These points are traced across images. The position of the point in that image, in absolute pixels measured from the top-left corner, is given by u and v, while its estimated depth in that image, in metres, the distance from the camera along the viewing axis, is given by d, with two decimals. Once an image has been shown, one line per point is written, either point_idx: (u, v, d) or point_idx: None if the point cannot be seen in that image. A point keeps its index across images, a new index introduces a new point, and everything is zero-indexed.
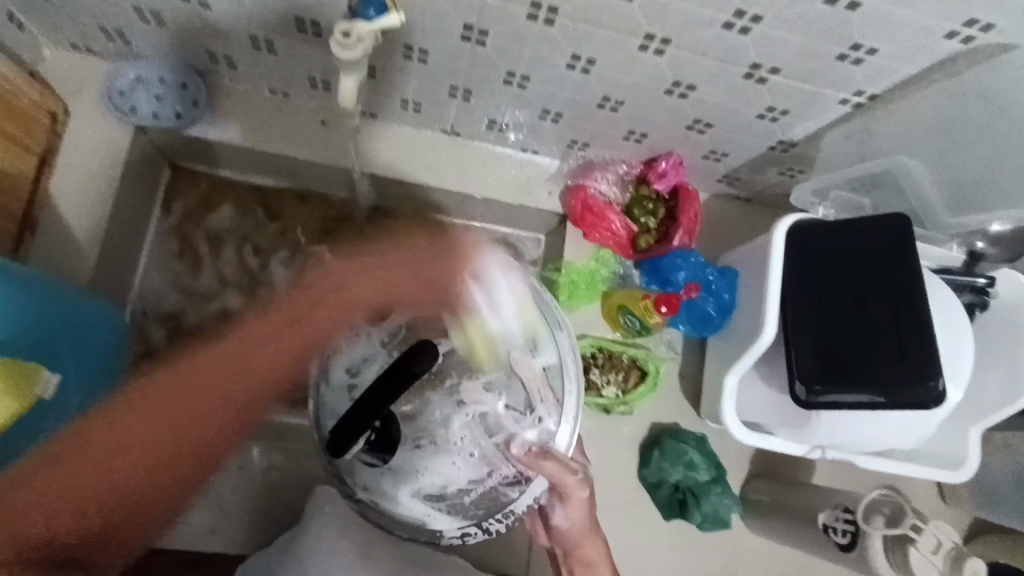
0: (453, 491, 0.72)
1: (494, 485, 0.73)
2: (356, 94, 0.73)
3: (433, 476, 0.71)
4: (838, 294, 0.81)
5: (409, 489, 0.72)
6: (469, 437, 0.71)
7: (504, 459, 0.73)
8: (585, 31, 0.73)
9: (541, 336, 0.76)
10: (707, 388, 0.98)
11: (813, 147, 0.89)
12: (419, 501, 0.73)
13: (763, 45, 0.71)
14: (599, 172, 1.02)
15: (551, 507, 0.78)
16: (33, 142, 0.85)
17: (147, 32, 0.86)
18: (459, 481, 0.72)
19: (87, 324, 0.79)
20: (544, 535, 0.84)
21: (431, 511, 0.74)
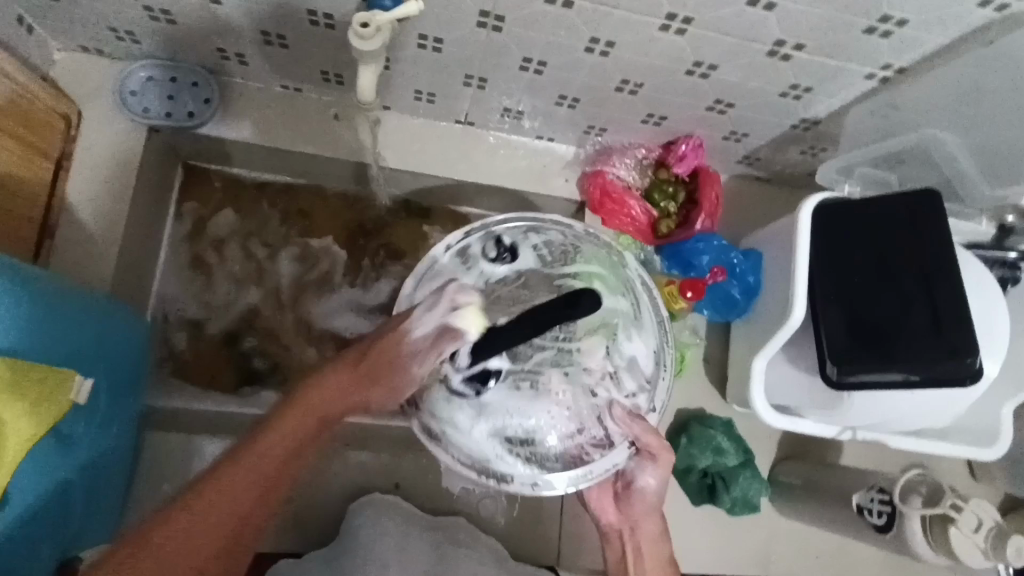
0: (538, 439, 0.68)
1: (581, 443, 0.70)
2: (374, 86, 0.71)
3: (520, 419, 0.68)
4: (864, 271, 0.80)
5: (494, 432, 0.68)
6: (571, 390, 0.69)
7: (596, 419, 0.70)
8: (604, 13, 0.71)
9: (643, 318, 0.74)
10: (734, 371, 0.98)
11: (836, 124, 0.88)
12: (493, 445, 0.68)
13: (788, 20, 0.69)
14: (617, 157, 1.00)
15: (636, 471, 0.73)
16: (48, 146, 0.85)
17: (157, 31, 0.85)
18: (549, 431, 0.69)
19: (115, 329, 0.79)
20: (613, 514, 0.77)
21: (499, 455, 0.69)
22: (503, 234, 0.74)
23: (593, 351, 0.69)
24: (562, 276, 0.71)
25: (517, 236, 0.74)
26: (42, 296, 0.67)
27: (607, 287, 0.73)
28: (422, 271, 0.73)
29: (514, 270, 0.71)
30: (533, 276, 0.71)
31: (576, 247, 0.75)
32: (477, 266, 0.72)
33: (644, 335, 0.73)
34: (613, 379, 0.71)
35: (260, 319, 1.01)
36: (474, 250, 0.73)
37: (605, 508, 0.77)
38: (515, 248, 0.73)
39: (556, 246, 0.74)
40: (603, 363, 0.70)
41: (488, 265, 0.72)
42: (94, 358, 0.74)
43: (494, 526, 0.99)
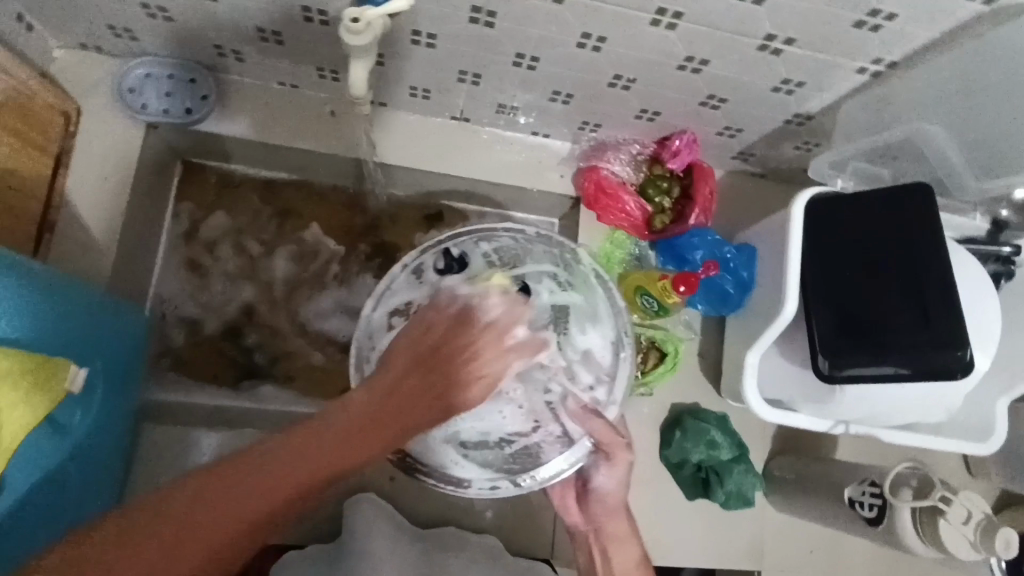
0: (495, 441, 0.73)
1: (537, 440, 0.74)
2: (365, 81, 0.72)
3: (474, 422, 0.72)
4: (855, 271, 0.80)
5: (450, 437, 0.72)
6: (523, 389, 0.73)
7: (552, 416, 0.74)
8: (596, 8, 0.72)
9: (600, 312, 0.79)
10: (728, 366, 0.98)
11: (829, 119, 0.88)
12: (453, 447, 0.73)
13: (778, 14, 0.69)
14: (612, 153, 1.01)
15: (591, 467, 0.75)
16: (46, 142, 0.85)
17: (154, 29, 0.86)
18: (501, 430, 0.73)
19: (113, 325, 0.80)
20: (577, 512, 0.79)
21: (456, 459, 0.73)
22: (452, 246, 0.78)
23: (548, 347, 0.73)
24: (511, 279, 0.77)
25: (467, 246, 0.79)
26: (49, 289, 0.69)
27: (557, 284, 0.78)
28: (384, 288, 0.77)
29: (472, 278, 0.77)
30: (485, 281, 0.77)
31: (524, 253, 0.79)
32: (430, 281, 0.76)
33: (601, 329, 0.78)
34: (567, 373, 0.75)
35: (257, 314, 1.02)
36: (427, 266, 0.77)
37: (570, 508, 0.79)
38: (466, 260, 0.77)
39: (505, 252, 0.79)
40: (555, 360, 0.74)
41: (438, 277, 0.76)
42: (95, 349, 0.76)
43: (489, 521, 1.00)
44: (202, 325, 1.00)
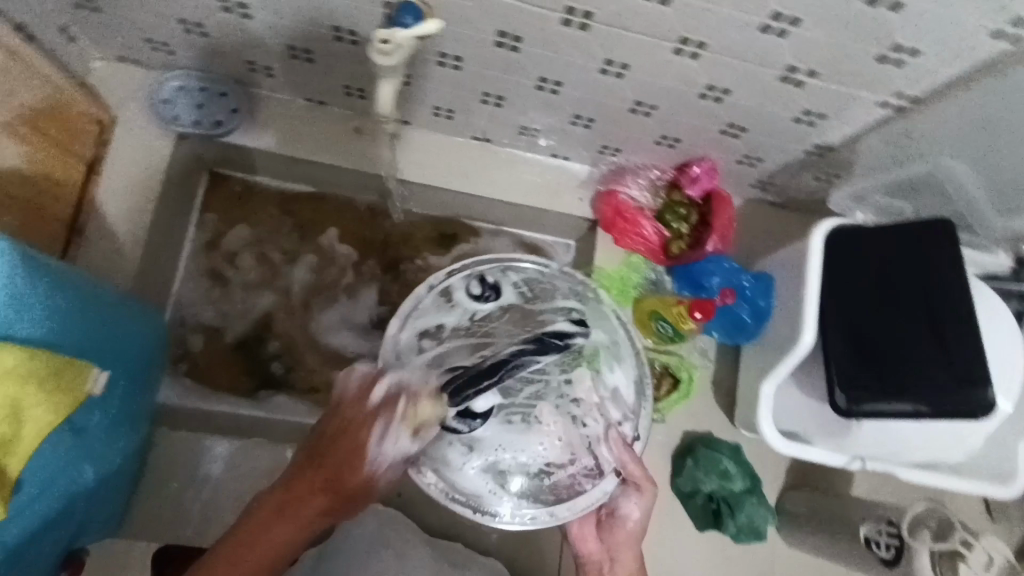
0: (532, 472, 0.72)
1: (573, 473, 0.73)
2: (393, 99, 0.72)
3: (512, 454, 0.71)
4: (877, 312, 0.79)
5: (488, 466, 0.71)
6: (559, 420, 0.73)
7: (584, 449, 0.73)
8: (619, 36, 0.71)
9: (625, 347, 0.79)
10: (742, 395, 0.97)
11: (850, 151, 0.88)
12: (489, 476, 0.71)
13: (801, 48, 0.69)
14: (630, 177, 1.01)
15: (620, 501, 0.74)
16: (81, 148, 0.88)
17: (190, 43, 0.88)
18: (536, 461, 0.72)
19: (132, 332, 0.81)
20: (596, 544, 0.76)
21: (490, 490, 0.71)
22: (485, 273, 0.80)
23: (583, 380, 0.75)
24: (544, 312, 0.78)
25: (497, 277, 0.80)
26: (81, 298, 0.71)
27: (589, 320, 0.79)
28: (411, 307, 0.77)
29: (504, 308, 0.78)
30: (521, 313, 0.77)
31: (555, 284, 0.81)
32: (462, 305, 0.78)
33: (627, 365, 0.78)
34: (600, 409, 0.75)
35: (274, 324, 1.03)
36: (458, 292, 0.78)
37: (586, 536, 0.75)
38: (499, 288, 0.79)
39: (535, 284, 0.81)
40: (591, 394, 0.75)
41: (472, 302, 0.78)
42: (117, 358, 0.76)
43: (496, 542, 0.99)
44: (220, 334, 1.01)
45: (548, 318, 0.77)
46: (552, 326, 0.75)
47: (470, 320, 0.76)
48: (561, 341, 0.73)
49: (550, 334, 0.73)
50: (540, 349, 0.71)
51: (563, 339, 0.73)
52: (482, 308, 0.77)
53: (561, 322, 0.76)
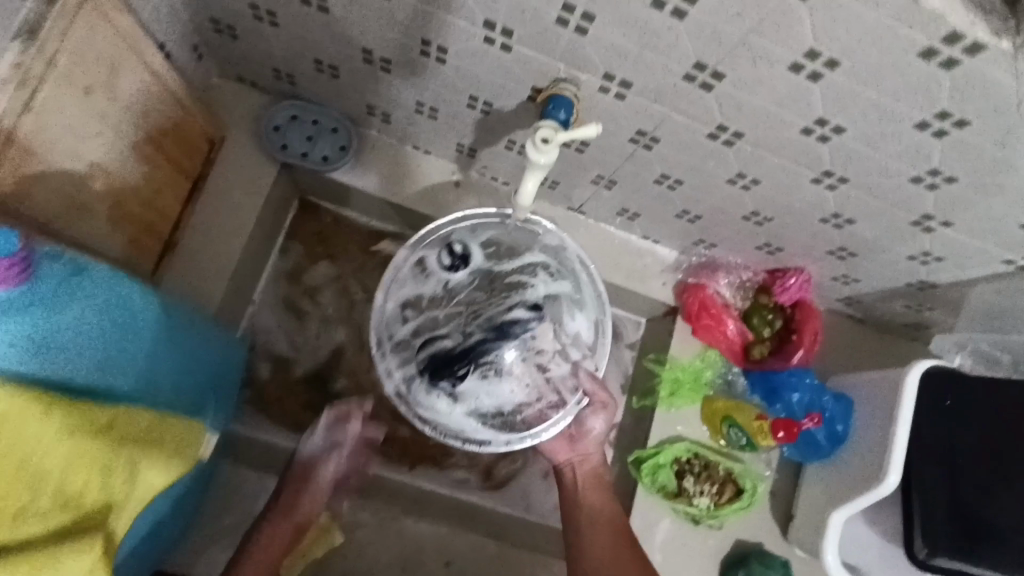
0: (506, 410, 0.78)
1: (540, 407, 0.79)
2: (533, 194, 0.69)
3: (491, 397, 0.77)
4: (975, 464, 0.77)
5: (470, 407, 0.77)
6: (525, 369, 0.77)
7: (550, 386, 0.79)
8: (762, 157, 0.71)
9: (585, 295, 0.83)
10: (801, 515, 0.95)
11: (956, 292, 0.86)
12: (472, 414, 0.78)
13: (947, 201, 0.68)
14: (721, 274, 1.01)
15: (588, 420, 0.82)
16: (191, 168, 0.86)
17: (317, 80, 0.88)
18: (510, 402, 0.78)
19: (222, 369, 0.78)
20: (564, 452, 0.84)
21: (476, 427, 0.78)
22: (453, 241, 0.81)
23: (545, 332, 0.78)
24: (511, 273, 0.80)
25: (463, 238, 0.81)
26: (193, 340, 0.69)
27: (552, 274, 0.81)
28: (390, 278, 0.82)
29: (473, 274, 0.79)
30: (491, 281, 0.79)
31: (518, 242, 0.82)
32: (435, 274, 0.80)
33: (585, 311, 0.82)
34: (562, 354, 0.80)
35: (341, 363, 1.01)
36: (431, 261, 0.80)
37: (557, 449, 0.84)
38: (467, 255, 0.80)
39: (499, 242, 0.82)
40: (552, 342, 0.78)
41: (444, 273, 0.80)
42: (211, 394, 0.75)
43: None
44: (286, 363, 1.00)
45: (517, 279, 0.79)
46: (510, 314, 0.77)
47: (441, 289, 0.79)
48: (520, 328, 0.77)
49: (510, 322, 0.77)
50: (503, 336, 0.76)
51: (523, 327, 0.77)
52: (454, 277, 0.79)
53: (519, 308, 0.77)
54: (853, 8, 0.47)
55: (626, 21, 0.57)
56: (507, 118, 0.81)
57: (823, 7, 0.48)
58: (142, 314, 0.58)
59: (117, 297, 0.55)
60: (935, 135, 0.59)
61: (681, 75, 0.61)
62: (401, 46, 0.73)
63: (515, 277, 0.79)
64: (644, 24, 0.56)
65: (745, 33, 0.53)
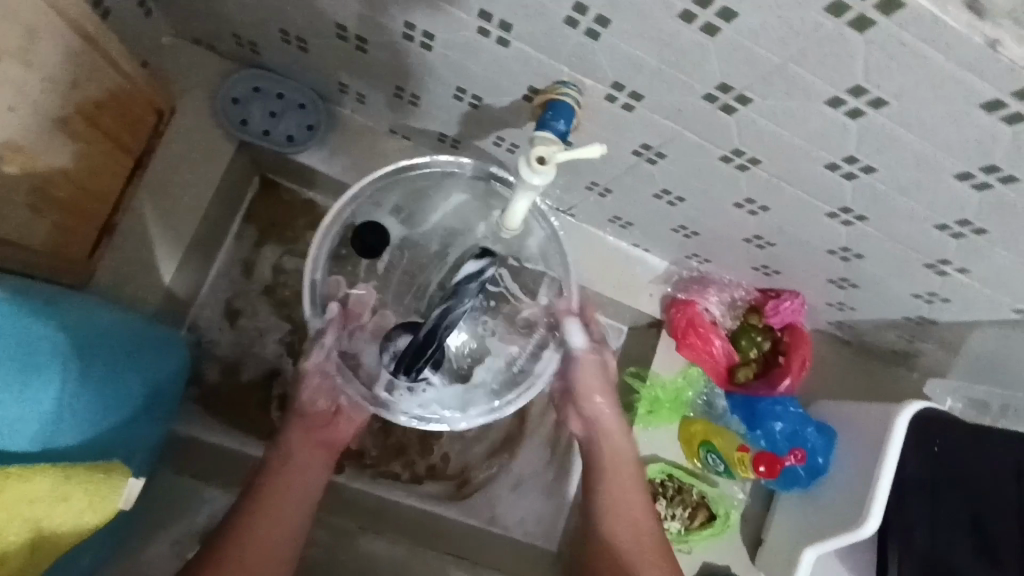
0: (493, 366, 0.74)
1: (519, 354, 0.75)
2: (524, 212, 0.62)
3: (477, 362, 0.73)
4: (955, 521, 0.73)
5: (458, 375, 0.72)
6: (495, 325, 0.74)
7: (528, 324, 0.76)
8: (777, 186, 0.64)
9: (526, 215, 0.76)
10: (772, 544, 0.93)
11: (955, 334, 0.82)
12: (464, 386, 0.73)
13: (969, 250, 0.63)
14: (712, 290, 0.95)
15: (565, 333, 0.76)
16: (133, 143, 0.76)
17: (282, 51, 0.78)
18: (496, 360, 0.74)
19: (169, 387, 0.72)
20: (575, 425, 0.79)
21: (481, 400, 0.74)
22: (359, 218, 0.74)
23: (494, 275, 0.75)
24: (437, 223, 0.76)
25: (373, 212, 0.74)
26: (132, 373, 0.61)
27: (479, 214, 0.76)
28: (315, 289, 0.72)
29: (396, 249, 0.75)
30: (420, 249, 0.75)
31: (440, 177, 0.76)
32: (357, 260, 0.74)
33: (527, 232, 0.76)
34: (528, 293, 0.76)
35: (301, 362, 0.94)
36: (345, 246, 0.74)
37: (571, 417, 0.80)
38: (381, 228, 0.74)
39: (416, 189, 0.76)
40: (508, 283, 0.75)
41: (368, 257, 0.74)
42: (149, 423, 0.68)
43: None
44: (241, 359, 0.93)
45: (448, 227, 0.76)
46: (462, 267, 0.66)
47: (365, 275, 0.74)
48: (477, 282, 0.65)
49: (465, 278, 0.65)
50: (462, 296, 0.64)
51: (474, 281, 0.65)
52: (379, 260, 0.74)
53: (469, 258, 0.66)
54: (916, 47, 0.41)
55: (647, 30, 0.49)
56: (496, 115, 0.72)
57: (882, 42, 0.41)
58: (48, 358, 0.51)
59: (13, 342, 0.48)
60: (976, 187, 0.53)
61: (702, 94, 0.54)
62: (380, 25, 0.64)
63: (444, 232, 0.76)
64: (668, 36, 0.49)
65: (784, 59, 0.46)
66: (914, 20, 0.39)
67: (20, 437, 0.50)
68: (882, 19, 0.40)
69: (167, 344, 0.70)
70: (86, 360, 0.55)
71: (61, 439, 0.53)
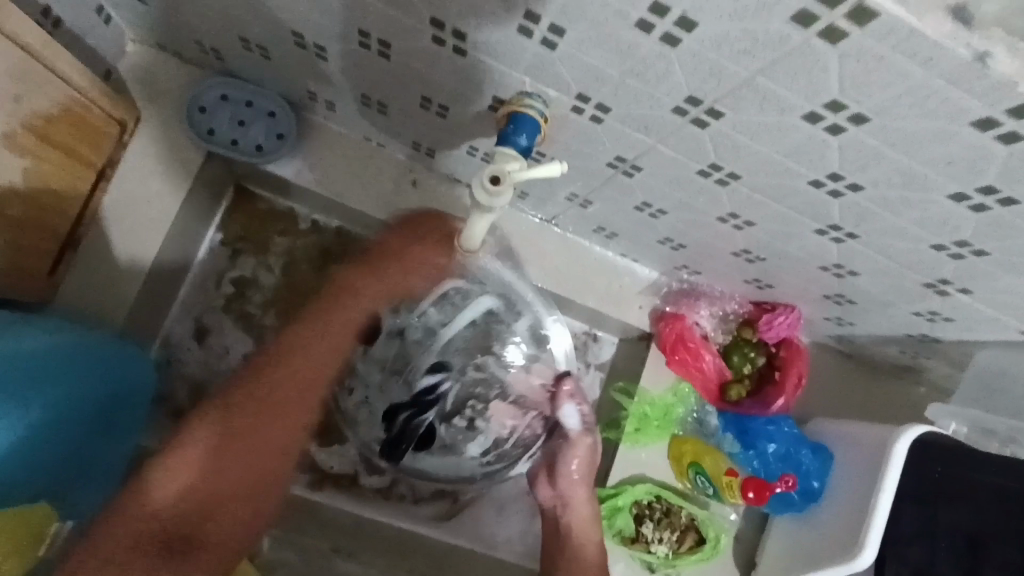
0: (493, 441, 0.83)
1: (522, 429, 0.83)
2: (484, 231, 0.59)
3: (475, 441, 0.83)
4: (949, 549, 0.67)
5: (455, 450, 0.83)
6: (497, 406, 0.83)
7: (530, 400, 0.83)
8: (760, 202, 0.60)
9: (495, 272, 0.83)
10: (765, 568, 0.89)
11: (960, 353, 0.77)
12: (461, 459, 0.83)
13: (969, 271, 0.58)
14: (704, 303, 0.91)
15: (560, 412, 0.80)
16: (94, 156, 0.73)
17: (247, 58, 0.74)
18: (500, 435, 0.83)
19: (123, 404, 0.71)
20: (548, 492, 0.84)
21: (484, 467, 0.84)
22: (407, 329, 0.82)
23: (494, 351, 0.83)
24: (461, 327, 0.82)
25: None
26: None
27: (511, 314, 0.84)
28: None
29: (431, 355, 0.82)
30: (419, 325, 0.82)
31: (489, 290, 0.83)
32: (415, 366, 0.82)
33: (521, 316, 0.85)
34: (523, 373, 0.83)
35: None
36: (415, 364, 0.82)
37: (542, 487, 0.84)
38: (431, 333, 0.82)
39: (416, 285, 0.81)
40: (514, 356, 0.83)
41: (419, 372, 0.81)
42: (95, 442, 0.68)
43: None
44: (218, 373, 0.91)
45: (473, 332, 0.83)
46: (420, 381, 0.80)
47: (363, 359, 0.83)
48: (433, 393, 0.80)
49: (425, 390, 0.80)
50: (427, 403, 0.79)
51: (433, 391, 0.80)
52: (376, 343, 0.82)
53: (427, 372, 0.81)
54: (894, 61, 0.36)
55: (604, 39, 0.45)
56: (465, 125, 0.69)
57: (857, 55, 0.37)
58: None
59: None
60: (972, 208, 0.48)
61: (671, 107, 0.50)
62: (335, 33, 0.60)
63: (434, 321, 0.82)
64: (626, 46, 0.45)
65: (753, 72, 0.42)
66: (889, 31, 0.34)
67: None
68: (854, 30, 0.35)
69: (125, 359, 0.70)
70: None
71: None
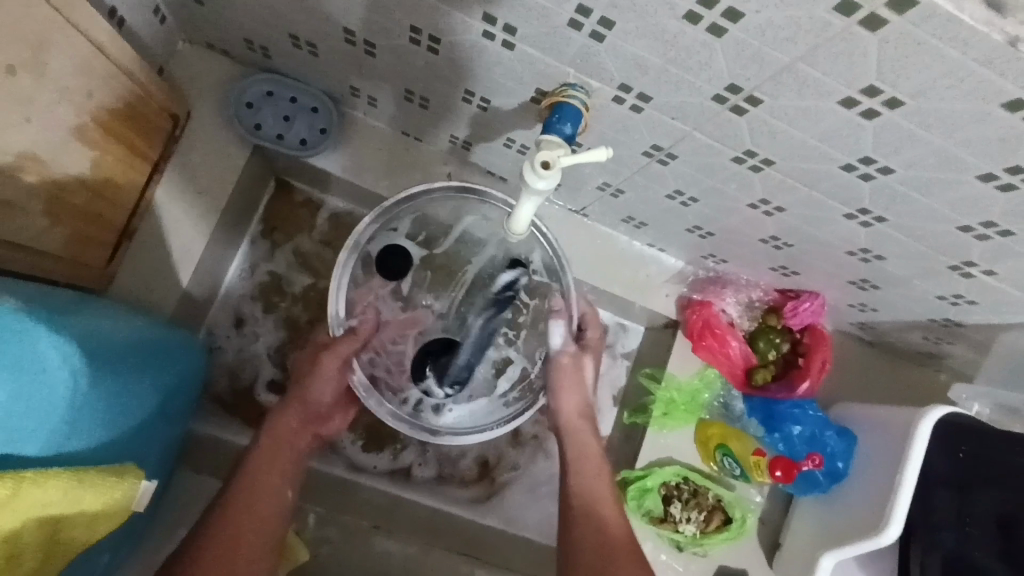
0: (514, 376, 0.83)
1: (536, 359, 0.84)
2: (528, 216, 0.63)
3: (501, 375, 0.83)
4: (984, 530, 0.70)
5: (482, 391, 0.83)
6: (519, 337, 0.83)
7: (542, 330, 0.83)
8: (792, 187, 0.62)
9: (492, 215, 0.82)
10: (789, 548, 0.91)
11: (983, 335, 0.79)
12: (488, 399, 0.83)
13: (994, 252, 0.60)
14: (730, 291, 0.93)
15: (547, 331, 0.79)
16: (149, 148, 0.77)
17: (294, 55, 0.78)
18: (520, 366, 0.84)
19: (182, 391, 0.72)
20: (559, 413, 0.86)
21: (508, 405, 0.82)
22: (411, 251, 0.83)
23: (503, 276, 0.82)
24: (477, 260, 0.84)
25: (388, 238, 0.81)
26: (108, 377, 0.56)
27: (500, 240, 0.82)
28: (347, 257, 0.77)
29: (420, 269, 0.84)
30: (441, 268, 0.84)
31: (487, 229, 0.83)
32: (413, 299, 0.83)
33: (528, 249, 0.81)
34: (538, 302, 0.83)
35: None
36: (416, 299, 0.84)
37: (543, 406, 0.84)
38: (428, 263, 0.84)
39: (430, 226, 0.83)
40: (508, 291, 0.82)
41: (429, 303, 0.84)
42: (161, 429, 0.68)
43: None
44: (262, 360, 0.95)
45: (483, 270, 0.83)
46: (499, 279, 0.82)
47: (387, 299, 0.83)
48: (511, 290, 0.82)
49: (503, 288, 0.82)
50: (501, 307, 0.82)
51: (512, 289, 0.82)
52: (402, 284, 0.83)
53: (502, 271, 0.82)
54: (931, 46, 0.39)
55: (652, 31, 0.48)
56: (505, 117, 0.72)
57: (894, 41, 0.40)
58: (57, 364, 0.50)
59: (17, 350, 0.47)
60: (1000, 188, 0.51)
61: (711, 95, 0.53)
62: (386, 29, 0.64)
63: (460, 260, 0.84)
64: (672, 37, 0.48)
65: (794, 59, 0.45)
66: (928, 18, 0.37)
67: (33, 442, 0.49)
68: (894, 18, 0.38)
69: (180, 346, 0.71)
70: (99, 363, 0.54)
71: (71, 443, 0.53)
